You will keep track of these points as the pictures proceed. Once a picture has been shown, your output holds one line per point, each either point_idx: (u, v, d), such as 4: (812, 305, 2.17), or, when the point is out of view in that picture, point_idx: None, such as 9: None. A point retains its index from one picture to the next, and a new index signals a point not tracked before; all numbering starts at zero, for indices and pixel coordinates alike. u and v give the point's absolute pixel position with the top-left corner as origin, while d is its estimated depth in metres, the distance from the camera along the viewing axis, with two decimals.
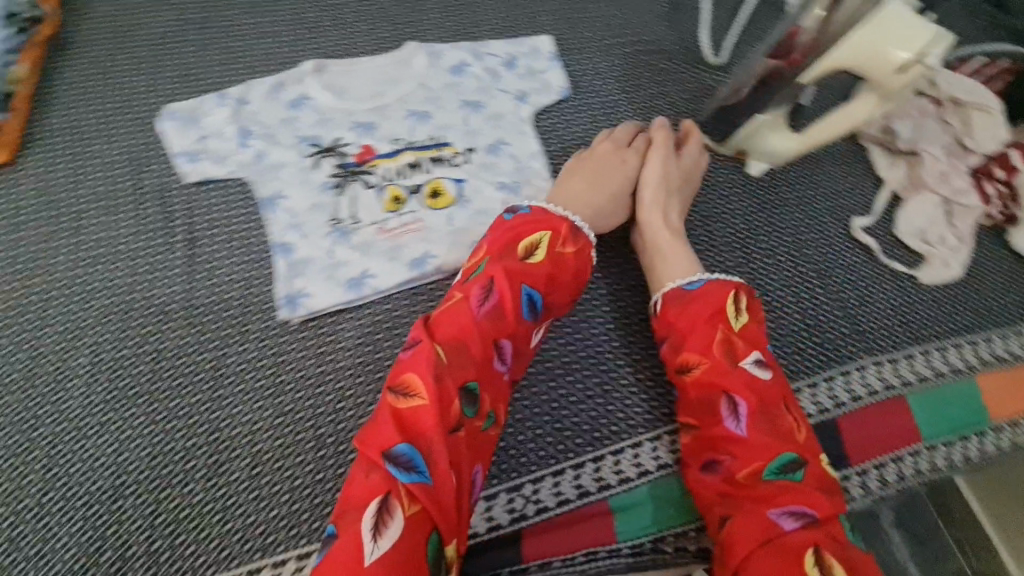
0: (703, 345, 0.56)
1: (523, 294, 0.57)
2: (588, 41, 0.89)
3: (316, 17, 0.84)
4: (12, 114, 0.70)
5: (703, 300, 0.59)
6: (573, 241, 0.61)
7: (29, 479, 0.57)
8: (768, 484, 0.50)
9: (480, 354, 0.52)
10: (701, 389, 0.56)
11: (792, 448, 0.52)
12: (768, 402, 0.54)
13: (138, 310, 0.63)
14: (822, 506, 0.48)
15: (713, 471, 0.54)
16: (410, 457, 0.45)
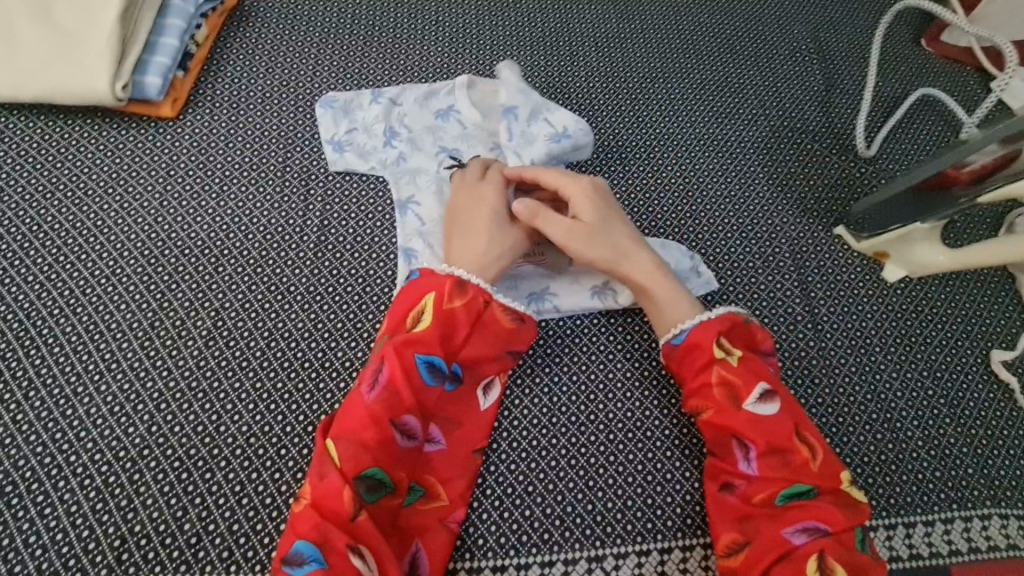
0: (707, 388, 0.58)
1: (420, 365, 0.56)
2: (735, 108, 0.87)
3: (475, 31, 0.84)
4: (187, 73, 0.73)
5: (696, 348, 0.59)
6: (460, 295, 0.58)
7: (133, 429, 0.56)
8: (779, 507, 0.53)
9: (374, 437, 0.52)
10: (715, 430, 0.57)
11: (807, 477, 0.53)
12: (777, 441, 0.54)
13: (262, 286, 0.64)
14: (836, 524, 0.51)
15: (729, 492, 0.56)
16: (306, 555, 0.47)
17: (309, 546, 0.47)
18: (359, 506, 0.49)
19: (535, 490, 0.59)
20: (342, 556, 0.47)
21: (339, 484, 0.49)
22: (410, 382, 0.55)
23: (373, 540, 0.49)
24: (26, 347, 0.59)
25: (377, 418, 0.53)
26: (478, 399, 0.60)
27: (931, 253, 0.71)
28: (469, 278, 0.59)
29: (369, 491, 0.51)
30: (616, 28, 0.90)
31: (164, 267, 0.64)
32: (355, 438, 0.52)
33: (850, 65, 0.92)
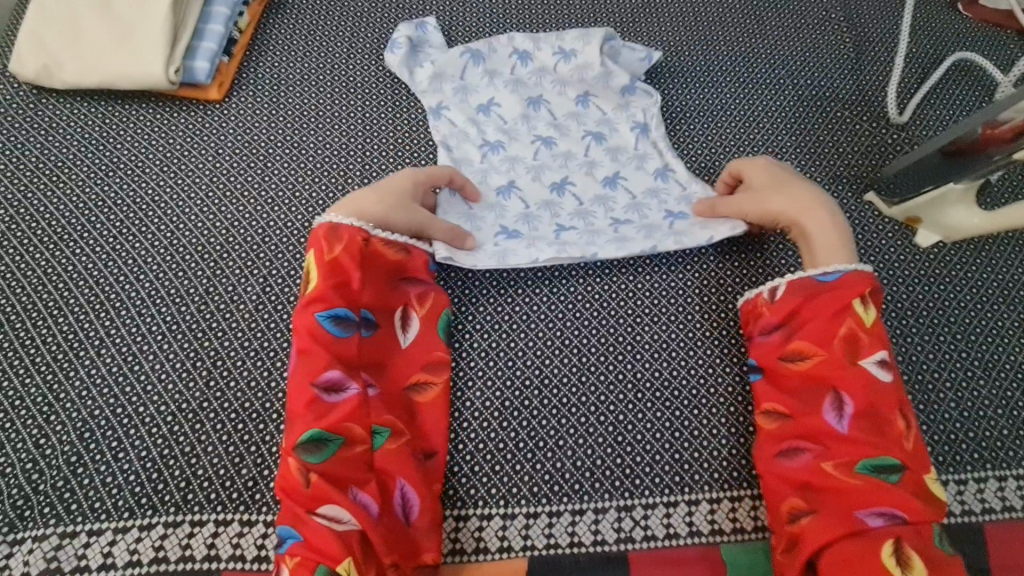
0: (824, 338, 0.58)
1: (321, 323, 0.58)
2: (761, 78, 0.87)
3: (502, 16, 0.88)
4: (231, 58, 0.78)
5: (833, 296, 0.59)
6: (333, 244, 0.61)
7: (193, 384, 0.61)
8: (861, 476, 0.53)
9: (302, 406, 0.55)
10: (808, 381, 0.58)
11: (896, 452, 0.54)
12: (876, 406, 0.55)
13: (307, 254, 0.68)
14: (909, 505, 0.52)
15: (792, 458, 0.57)
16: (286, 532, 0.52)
17: (285, 528, 0.52)
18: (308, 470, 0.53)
19: (565, 445, 0.62)
20: (310, 525, 0.52)
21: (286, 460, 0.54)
22: (320, 343, 0.57)
23: (335, 497, 0.53)
24: (97, 310, 0.64)
25: (304, 388, 0.56)
26: (399, 334, 0.63)
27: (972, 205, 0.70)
28: (342, 221, 0.62)
29: (318, 450, 0.55)
30: (642, 6, 0.91)
31: (217, 237, 0.69)
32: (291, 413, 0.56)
33: (882, 31, 0.91)
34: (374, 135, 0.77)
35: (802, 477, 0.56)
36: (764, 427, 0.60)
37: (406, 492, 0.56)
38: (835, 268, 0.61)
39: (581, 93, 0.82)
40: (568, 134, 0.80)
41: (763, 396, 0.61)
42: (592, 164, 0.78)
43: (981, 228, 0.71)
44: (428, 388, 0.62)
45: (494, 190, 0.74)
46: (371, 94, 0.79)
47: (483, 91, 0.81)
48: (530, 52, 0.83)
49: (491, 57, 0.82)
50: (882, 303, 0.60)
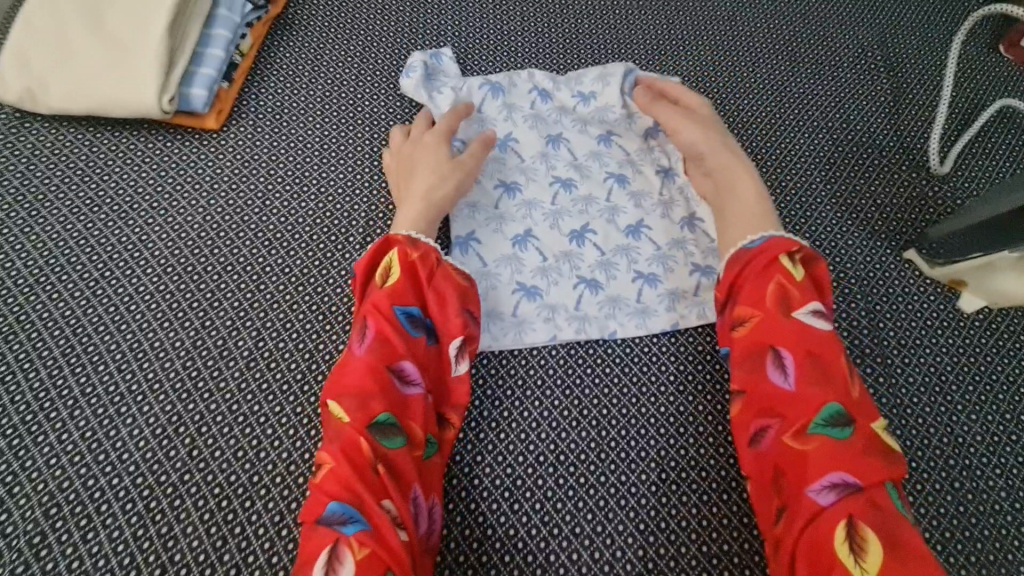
0: (757, 299, 0.57)
1: (400, 316, 0.56)
2: (794, 121, 0.82)
3: (520, 46, 0.83)
4: (231, 84, 0.73)
5: (763, 256, 0.58)
6: (416, 246, 0.59)
7: (174, 453, 0.55)
8: (812, 437, 0.50)
9: (374, 386, 0.52)
10: (750, 347, 0.56)
11: (835, 402, 0.51)
12: (818, 357, 0.53)
13: (305, 307, 0.62)
14: (865, 469, 0.48)
15: (759, 441, 0.53)
16: (342, 514, 0.47)
17: (344, 506, 0.47)
18: (378, 456, 0.50)
19: (581, 531, 0.56)
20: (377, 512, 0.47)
21: (352, 436, 0.50)
22: (398, 334, 0.55)
23: (395, 493, 0.49)
24: (72, 365, 0.59)
25: (374, 370, 0.53)
26: (450, 363, 0.57)
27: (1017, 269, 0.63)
28: (421, 237, 0.61)
29: (382, 437, 0.51)
30: (669, 40, 0.86)
31: (207, 284, 0.63)
32: (354, 391, 0.52)
33: (920, 73, 0.86)
34: (382, 171, 0.71)
35: (769, 457, 0.52)
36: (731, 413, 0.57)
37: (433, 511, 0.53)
38: (764, 233, 0.60)
39: (604, 132, 0.77)
40: (590, 176, 0.75)
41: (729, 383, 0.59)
42: (614, 211, 0.73)
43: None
44: (456, 424, 0.58)
45: (509, 239, 0.69)
46: (379, 126, 0.74)
47: (501, 126, 0.76)
48: (552, 87, 0.79)
49: (511, 91, 0.78)
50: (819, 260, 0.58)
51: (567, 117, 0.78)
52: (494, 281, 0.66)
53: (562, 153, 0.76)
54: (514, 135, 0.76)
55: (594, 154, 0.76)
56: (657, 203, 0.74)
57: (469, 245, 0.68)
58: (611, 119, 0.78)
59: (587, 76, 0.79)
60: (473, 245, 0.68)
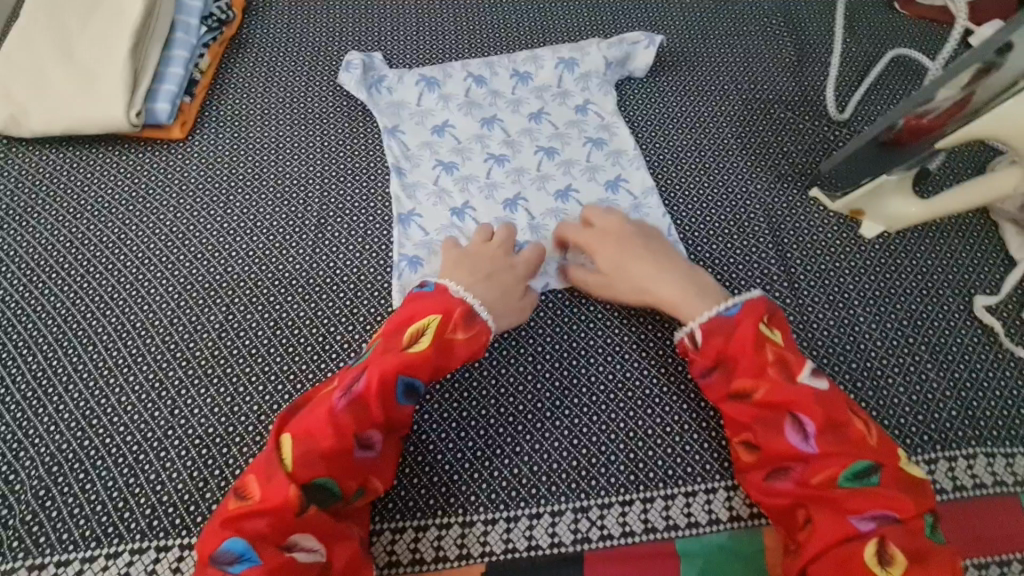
0: (752, 368, 0.57)
1: (399, 384, 0.57)
2: (706, 85, 0.90)
3: (454, 42, 0.91)
4: (193, 99, 0.82)
5: (742, 327, 0.59)
6: (465, 327, 0.61)
7: (157, 413, 0.63)
8: (845, 489, 0.52)
9: (331, 443, 0.53)
10: (760, 409, 0.57)
11: (865, 454, 0.53)
12: (834, 415, 0.55)
13: (269, 282, 0.71)
14: (901, 505, 0.51)
15: (782, 480, 0.56)
16: (236, 556, 0.49)
17: (240, 547, 0.49)
18: (308, 503, 0.52)
19: (522, 450, 0.63)
20: (273, 551, 0.49)
21: (286, 484, 0.51)
22: (386, 397, 0.56)
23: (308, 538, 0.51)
24: (65, 345, 0.66)
25: (342, 428, 0.54)
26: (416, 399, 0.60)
27: (1001, 76, 0.58)
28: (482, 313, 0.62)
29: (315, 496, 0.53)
30: (591, 22, 0.94)
31: (180, 269, 0.71)
32: (317, 441, 0.53)
33: (821, 34, 0.94)
34: (332, 163, 0.80)
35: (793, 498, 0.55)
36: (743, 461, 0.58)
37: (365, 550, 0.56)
38: (747, 296, 0.61)
39: (536, 111, 0.86)
40: (522, 150, 0.83)
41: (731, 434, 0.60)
42: (545, 178, 0.80)
43: (918, 216, 0.73)
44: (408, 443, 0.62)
45: (447, 211, 0.77)
46: (329, 124, 0.83)
47: (440, 114, 0.84)
48: (487, 76, 0.87)
49: (446, 82, 0.86)
50: (783, 316, 0.61)
51: (500, 100, 0.86)
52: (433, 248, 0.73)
53: (496, 132, 0.84)
54: (452, 120, 0.84)
55: (524, 130, 0.85)
56: (583, 169, 0.81)
57: (409, 220, 0.75)
58: (542, 101, 0.87)
59: (515, 64, 0.89)
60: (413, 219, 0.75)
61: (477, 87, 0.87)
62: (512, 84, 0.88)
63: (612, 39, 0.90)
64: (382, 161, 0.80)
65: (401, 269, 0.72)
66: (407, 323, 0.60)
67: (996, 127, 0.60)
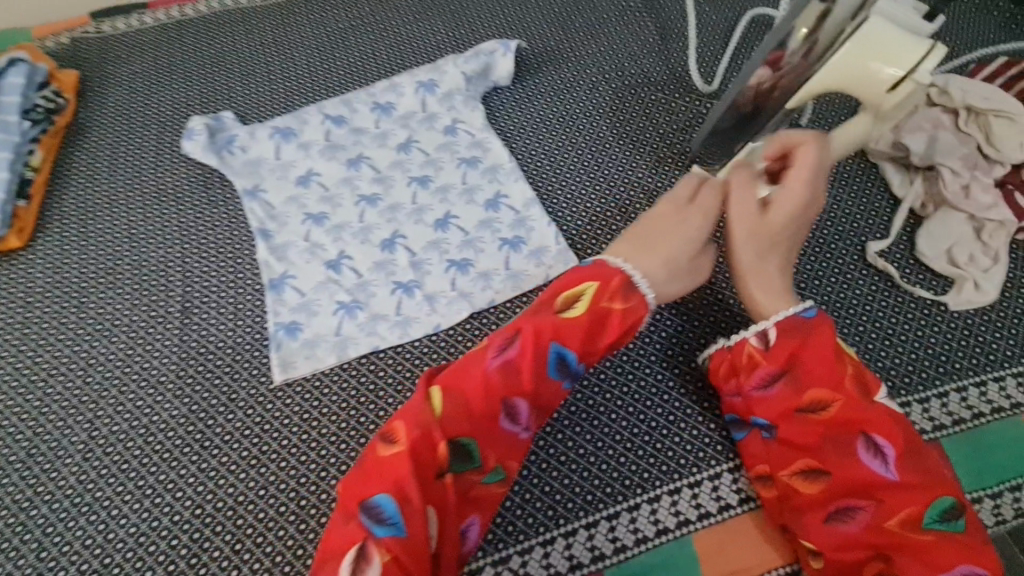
0: (831, 380, 0.54)
1: (552, 354, 0.55)
2: (574, 80, 0.88)
3: (307, 86, 0.87)
4: (29, 202, 0.75)
5: (602, 292, 0.56)
6: (624, 297, 0.57)
7: (24, 561, 0.57)
8: (927, 533, 0.50)
9: (487, 408, 0.52)
10: (835, 432, 0.54)
11: (949, 492, 0.51)
12: (914, 446, 0.52)
13: (134, 385, 0.65)
14: (983, 557, 0.49)
15: (847, 520, 0.52)
16: (384, 510, 0.47)
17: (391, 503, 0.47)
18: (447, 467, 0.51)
19: None
20: (419, 525, 0.47)
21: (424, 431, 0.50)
22: (534, 362, 0.54)
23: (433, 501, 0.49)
24: None
25: (484, 390, 0.53)
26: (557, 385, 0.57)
27: (831, 28, 0.55)
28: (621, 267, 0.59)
29: (457, 457, 0.52)
30: (446, 39, 0.92)
31: (32, 392, 0.65)
32: (472, 400, 0.52)
33: (679, 8, 0.93)
34: (191, 241, 0.74)
35: (861, 539, 0.52)
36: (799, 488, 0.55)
37: (471, 531, 0.53)
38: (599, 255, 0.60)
39: (402, 141, 0.82)
40: (394, 185, 0.79)
41: (782, 464, 0.56)
42: (422, 210, 0.77)
43: None
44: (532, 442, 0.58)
45: (322, 266, 0.72)
46: (184, 200, 0.77)
47: (302, 164, 0.80)
48: (346, 115, 0.83)
49: (303, 130, 0.82)
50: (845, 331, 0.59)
51: (364, 137, 0.82)
52: (311, 310, 0.69)
53: (364, 172, 0.80)
54: (315, 168, 0.79)
55: (393, 163, 0.80)
56: (460, 192, 0.78)
57: (282, 284, 0.70)
58: (407, 128, 0.83)
59: (373, 96, 0.85)
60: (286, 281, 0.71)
61: (338, 128, 0.83)
62: (374, 118, 0.84)
63: (467, 52, 0.87)
64: (245, 227, 0.75)
65: (278, 340, 0.67)
66: (558, 289, 0.57)
67: (833, 80, 0.56)
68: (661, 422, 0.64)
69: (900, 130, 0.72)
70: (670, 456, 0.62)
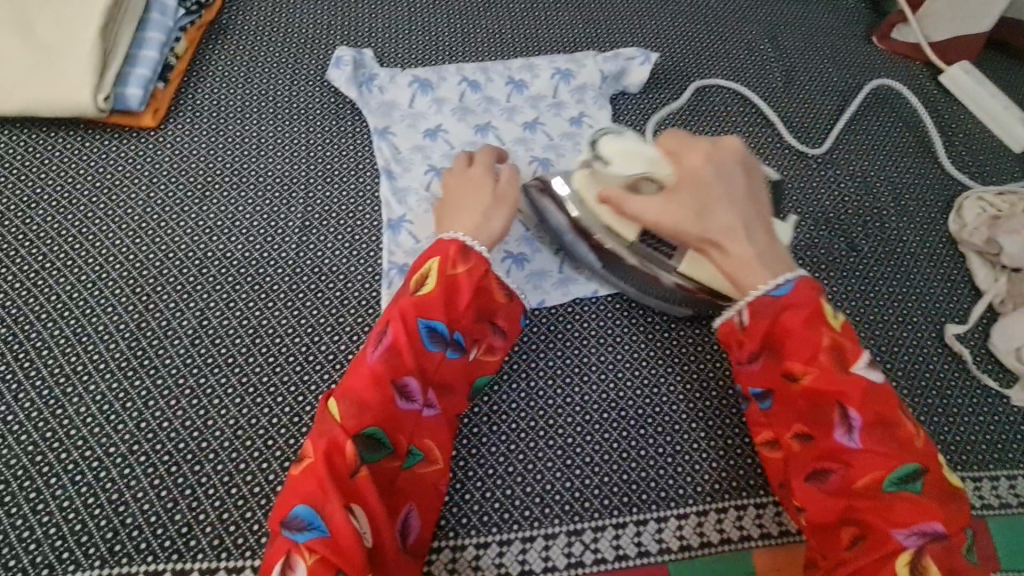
0: (807, 353, 0.56)
1: (423, 329, 0.59)
2: (698, 105, 0.91)
3: (447, 42, 0.89)
4: (167, 85, 0.76)
5: (794, 307, 0.57)
6: (762, 312, 0.58)
7: (122, 426, 0.59)
8: (890, 495, 0.51)
9: (380, 400, 0.55)
10: (811, 399, 0.55)
11: (914, 457, 0.52)
12: (886, 415, 0.53)
13: (248, 286, 0.67)
14: (946, 517, 0.50)
15: (823, 482, 0.55)
16: (305, 519, 0.49)
17: (308, 511, 0.49)
18: (360, 463, 0.52)
19: (515, 471, 0.62)
20: (339, 518, 0.49)
21: (342, 439, 0.52)
22: (411, 347, 0.58)
23: (357, 501, 0.51)
24: (15, 350, 0.61)
25: (380, 378, 0.56)
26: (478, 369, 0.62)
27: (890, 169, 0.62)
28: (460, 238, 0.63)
29: (365, 450, 0.54)
30: (586, 33, 0.94)
31: (149, 270, 0.66)
32: (368, 392, 0.55)
33: (806, 63, 0.97)
34: (318, 163, 0.76)
35: (835, 501, 0.54)
36: (793, 451, 0.57)
37: (410, 520, 0.56)
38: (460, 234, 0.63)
39: (531, 120, 0.84)
40: (517, 160, 0.81)
41: (783, 426, 0.58)
42: None
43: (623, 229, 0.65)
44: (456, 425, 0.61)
45: None
46: (316, 121, 0.79)
47: (433, 117, 0.82)
48: (482, 81, 0.86)
49: (440, 86, 0.84)
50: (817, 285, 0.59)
51: (495, 107, 0.84)
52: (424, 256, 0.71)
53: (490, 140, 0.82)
54: (445, 124, 0.81)
55: (518, 138, 0.83)
56: None
57: (400, 225, 0.72)
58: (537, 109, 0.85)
59: (510, 69, 0.87)
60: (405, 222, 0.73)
61: (472, 92, 0.85)
62: (507, 91, 0.86)
63: (607, 52, 0.90)
64: (371, 163, 0.77)
65: (390, 278, 0.69)
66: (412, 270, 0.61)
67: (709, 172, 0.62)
68: (741, 440, 0.66)
69: (999, 229, 0.77)
70: (743, 473, 0.64)
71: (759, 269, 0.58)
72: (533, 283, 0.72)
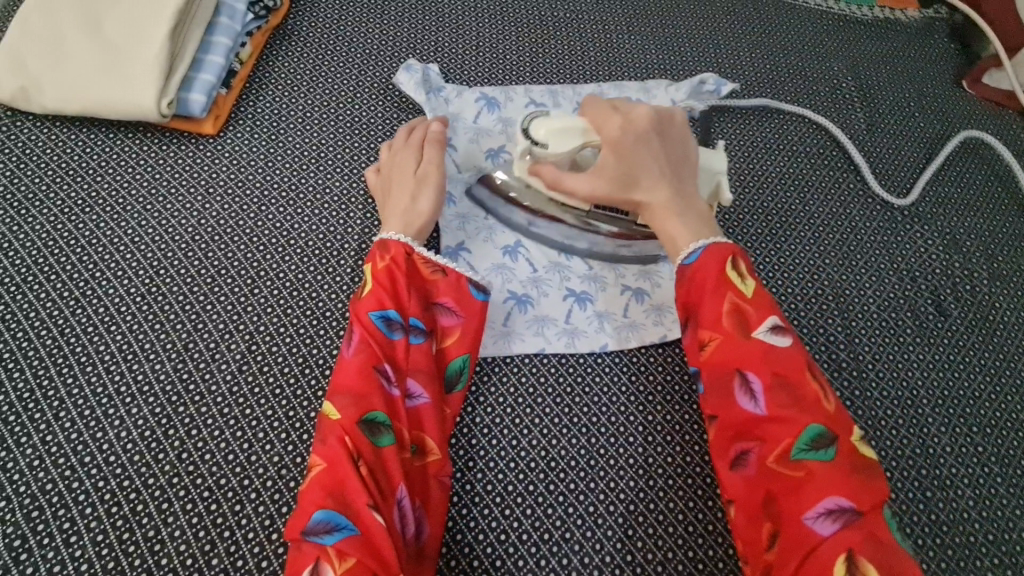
0: (717, 318, 0.52)
1: (377, 322, 0.55)
2: (776, 143, 0.85)
3: (515, 62, 0.85)
4: (229, 91, 0.74)
5: (702, 273, 0.55)
6: (688, 286, 0.56)
7: (163, 456, 0.56)
8: (795, 467, 0.47)
9: (362, 387, 0.52)
10: (718, 371, 0.52)
11: (816, 419, 0.48)
12: (786, 373, 0.49)
13: (301, 312, 0.63)
14: (856, 489, 0.45)
15: (742, 468, 0.50)
16: (330, 520, 0.46)
17: (331, 515, 0.46)
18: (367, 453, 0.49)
19: (572, 537, 0.58)
20: (365, 513, 0.46)
21: (341, 435, 0.49)
22: (377, 338, 0.54)
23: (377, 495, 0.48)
24: (60, 365, 0.58)
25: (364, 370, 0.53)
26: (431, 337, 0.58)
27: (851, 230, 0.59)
28: (391, 237, 0.61)
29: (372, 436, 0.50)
30: (659, 61, 0.89)
31: (201, 286, 0.63)
32: (348, 389, 0.52)
33: (891, 105, 0.91)
34: None
35: (753, 485, 0.49)
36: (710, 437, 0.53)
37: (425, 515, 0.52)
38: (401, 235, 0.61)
39: None
40: None
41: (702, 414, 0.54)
42: None
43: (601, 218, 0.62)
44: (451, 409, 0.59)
45: (498, 248, 0.71)
46: (377, 136, 0.75)
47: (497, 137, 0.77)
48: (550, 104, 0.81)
49: (507, 106, 0.79)
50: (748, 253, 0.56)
51: None
52: None
53: None
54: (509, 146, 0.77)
55: None
56: None
57: (457, 254, 0.70)
58: None
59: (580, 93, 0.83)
60: (461, 251, 0.70)
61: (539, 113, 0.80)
62: None
63: (684, 82, 0.85)
64: None
65: None
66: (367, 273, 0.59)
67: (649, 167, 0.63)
68: None
69: None
70: None
71: (675, 221, 0.59)
72: (593, 326, 0.68)
